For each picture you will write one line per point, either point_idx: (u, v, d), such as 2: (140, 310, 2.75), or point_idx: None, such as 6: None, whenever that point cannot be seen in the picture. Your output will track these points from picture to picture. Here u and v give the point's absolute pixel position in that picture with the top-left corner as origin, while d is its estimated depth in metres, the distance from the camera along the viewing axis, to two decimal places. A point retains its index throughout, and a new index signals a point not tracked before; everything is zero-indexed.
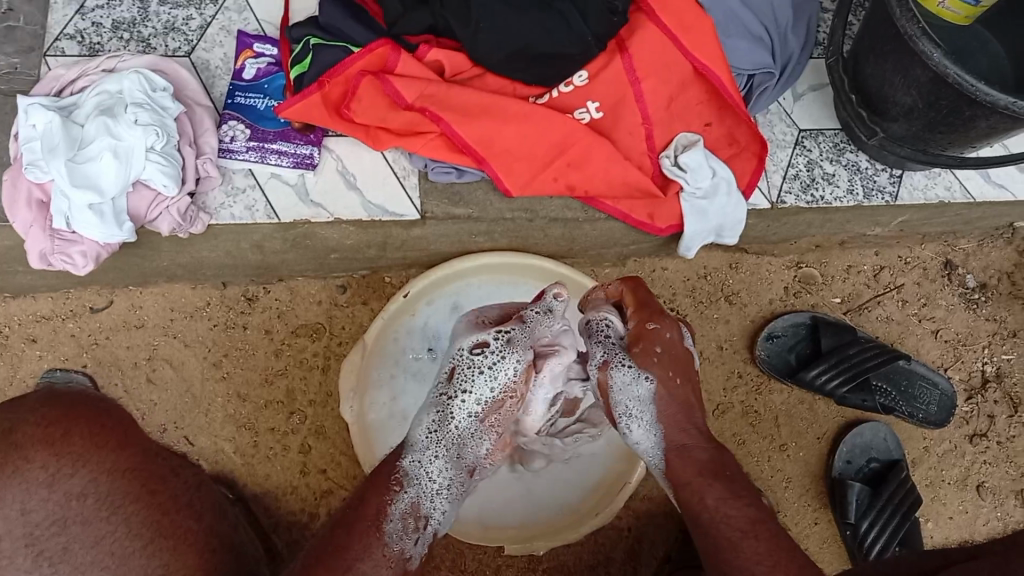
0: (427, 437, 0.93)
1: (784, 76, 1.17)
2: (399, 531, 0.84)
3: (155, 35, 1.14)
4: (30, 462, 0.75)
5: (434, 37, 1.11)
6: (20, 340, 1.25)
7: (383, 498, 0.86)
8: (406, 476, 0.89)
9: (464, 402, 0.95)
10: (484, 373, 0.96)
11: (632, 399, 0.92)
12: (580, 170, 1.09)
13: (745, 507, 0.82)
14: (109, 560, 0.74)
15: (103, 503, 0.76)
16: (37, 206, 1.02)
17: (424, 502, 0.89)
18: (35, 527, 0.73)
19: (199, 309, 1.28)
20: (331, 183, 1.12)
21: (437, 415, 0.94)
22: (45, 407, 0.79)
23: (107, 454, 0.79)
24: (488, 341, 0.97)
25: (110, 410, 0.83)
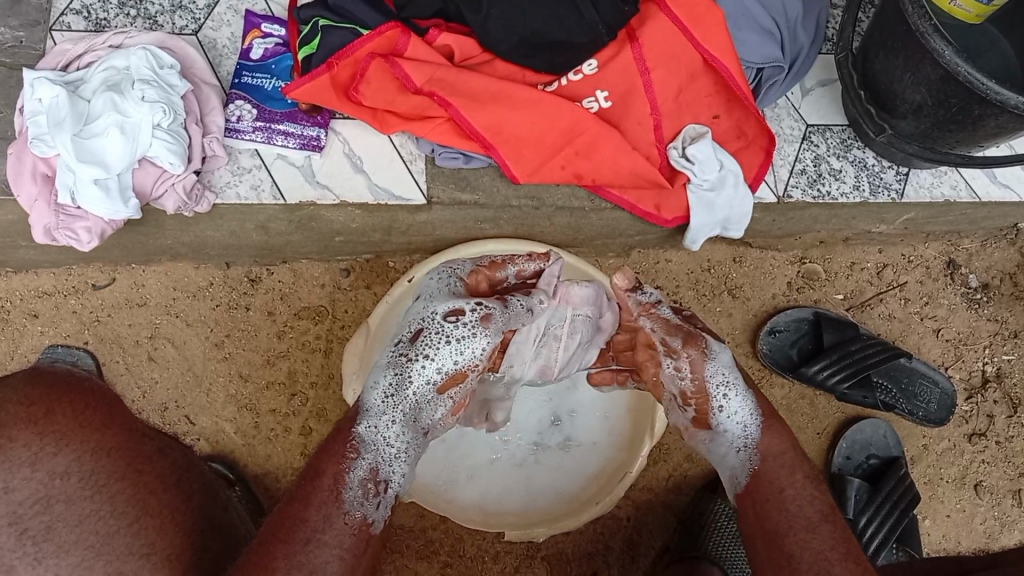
0: (383, 400, 0.87)
1: (794, 70, 1.17)
2: (359, 497, 0.82)
3: (162, 12, 1.14)
4: (13, 441, 0.69)
5: (444, 22, 1.11)
6: (22, 315, 1.25)
7: (342, 464, 0.82)
8: (365, 442, 0.85)
9: (424, 368, 0.87)
10: (452, 343, 0.88)
11: (723, 373, 0.90)
12: (588, 159, 1.09)
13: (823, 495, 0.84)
14: (94, 539, 0.70)
15: (87, 482, 0.72)
16: (41, 179, 1.01)
17: (383, 467, 0.86)
18: (18, 506, 0.68)
19: (202, 288, 1.28)
20: (338, 165, 1.12)
21: (395, 377, 0.87)
22: (30, 385, 0.74)
23: (91, 432, 0.75)
24: (462, 310, 0.89)
25: (97, 391, 0.79)
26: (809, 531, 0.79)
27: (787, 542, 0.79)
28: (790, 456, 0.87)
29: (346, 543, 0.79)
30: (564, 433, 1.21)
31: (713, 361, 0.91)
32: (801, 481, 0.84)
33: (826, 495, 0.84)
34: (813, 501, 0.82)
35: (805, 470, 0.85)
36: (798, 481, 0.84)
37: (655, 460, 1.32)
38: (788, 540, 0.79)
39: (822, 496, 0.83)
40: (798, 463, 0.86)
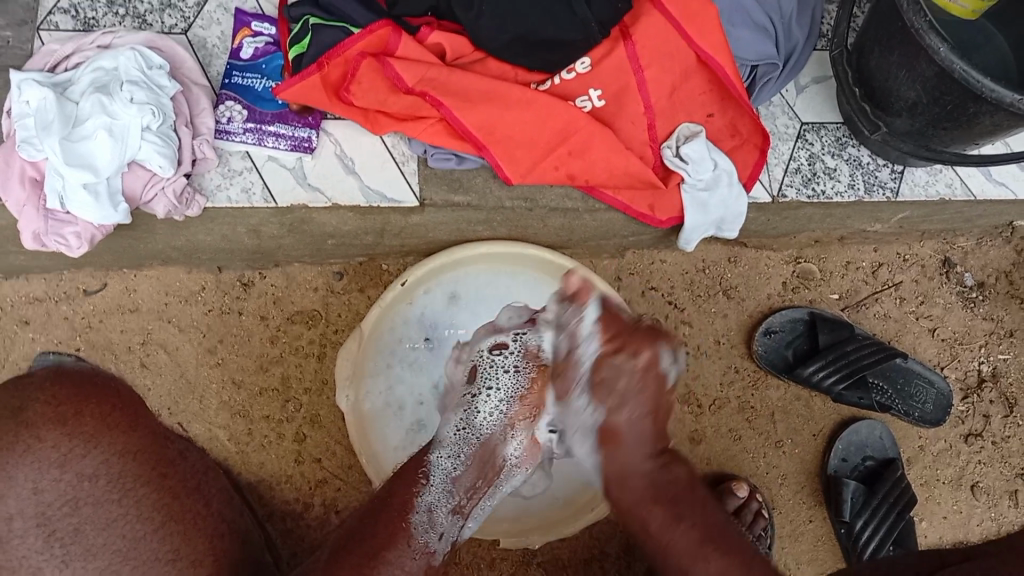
0: (455, 434, 0.96)
1: (787, 69, 1.16)
2: (425, 523, 0.87)
3: (151, 11, 1.13)
4: (43, 442, 0.69)
5: (436, 20, 1.10)
6: (13, 322, 1.24)
7: (412, 490, 0.88)
8: (433, 471, 0.92)
9: (487, 399, 0.97)
10: (501, 372, 0.97)
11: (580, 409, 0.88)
12: (582, 159, 1.08)
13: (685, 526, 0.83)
14: (121, 542, 0.70)
15: (115, 484, 0.71)
16: (30, 184, 1.00)
17: (445, 504, 0.91)
18: (46, 507, 0.68)
19: (194, 293, 1.27)
20: (328, 167, 1.11)
21: (463, 414, 0.97)
22: (61, 382, 0.72)
23: (119, 434, 0.73)
24: (506, 342, 0.99)
25: (122, 393, 0.76)
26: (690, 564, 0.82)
27: (675, 559, 0.83)
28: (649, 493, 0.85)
29: (410, 565, 0.81)
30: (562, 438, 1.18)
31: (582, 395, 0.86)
32: (662, 515, 0.84)
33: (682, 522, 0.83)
34: (683, 538, 0.83)
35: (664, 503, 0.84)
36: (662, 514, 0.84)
37: None
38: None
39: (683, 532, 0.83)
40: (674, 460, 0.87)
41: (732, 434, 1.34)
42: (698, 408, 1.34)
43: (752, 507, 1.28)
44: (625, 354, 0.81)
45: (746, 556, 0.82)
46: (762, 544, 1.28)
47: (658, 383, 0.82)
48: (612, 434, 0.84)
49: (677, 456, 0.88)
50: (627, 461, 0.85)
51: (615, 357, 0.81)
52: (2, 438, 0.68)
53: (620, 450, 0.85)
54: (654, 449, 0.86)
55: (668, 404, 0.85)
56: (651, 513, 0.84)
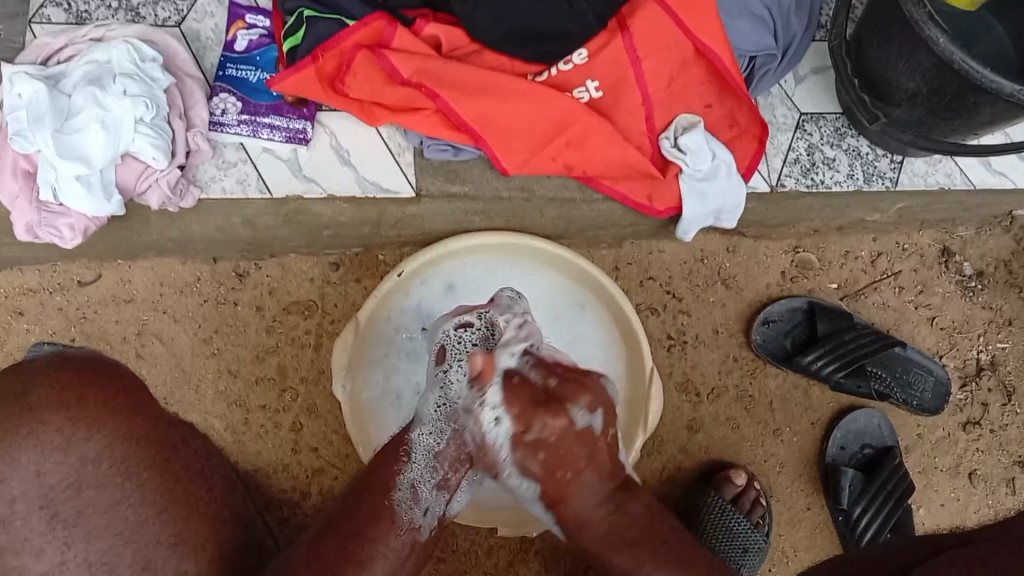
0: (435, 411, 0.97)
1: (787, 57, 1.15)
2: (408, 501, 0.90)
3: (144, 4, 1.11)
4: (46, 425, 0.67)
5: (432, 11, 1.09)
6: (7, 313, 1.23)
7: (394, 469, 0.91)
8: (416, 448, 0.94)
9: (458, 372, 0.98)
10: (469, 347, 0.99)
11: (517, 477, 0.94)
12: (579, 150, 1.07)
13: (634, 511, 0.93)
14: (122, 526, 0.69)
15: (119, 468, 0.71)
16: (22, 176, 1.00)
17: (427, 483, 0.93)
18: (49, 491, 0.67)
19: (189, 284, 1.26)
20: (325, 157, 1.10)
21: (441, 390, 0.98)
22: (59, 368, 0.71)
23: (121, 420, 0.72)
24: (472, 319, 1.00)
25: (126, 378, 0.75)
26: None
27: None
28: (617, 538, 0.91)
29: (393, 544, 0.86)
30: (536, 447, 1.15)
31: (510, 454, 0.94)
32: (622, 561, 0.91)
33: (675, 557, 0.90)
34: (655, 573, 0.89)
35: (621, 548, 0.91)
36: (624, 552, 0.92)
37: (649, 452, 1.32)
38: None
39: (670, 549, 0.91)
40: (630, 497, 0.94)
41: (730, 423, 1.34)
42: (696, 398, 1.34)
43: (751, 495, 1.29)
44: (543, 420, 0.90)
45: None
46: (760, 532, 1.30)
47: (579, 436, 0.92)
48: (562, 494, 0.93)
49: (633, 495, 0.95)
50: (582, 510, 0.93)
51: (527, 435, 0.91)
52: (5, 422, 0.66)
53: (574, 499, 0.93)
54: (605, 496, 0.93)
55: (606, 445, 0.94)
56: (618, 556, 0.91)
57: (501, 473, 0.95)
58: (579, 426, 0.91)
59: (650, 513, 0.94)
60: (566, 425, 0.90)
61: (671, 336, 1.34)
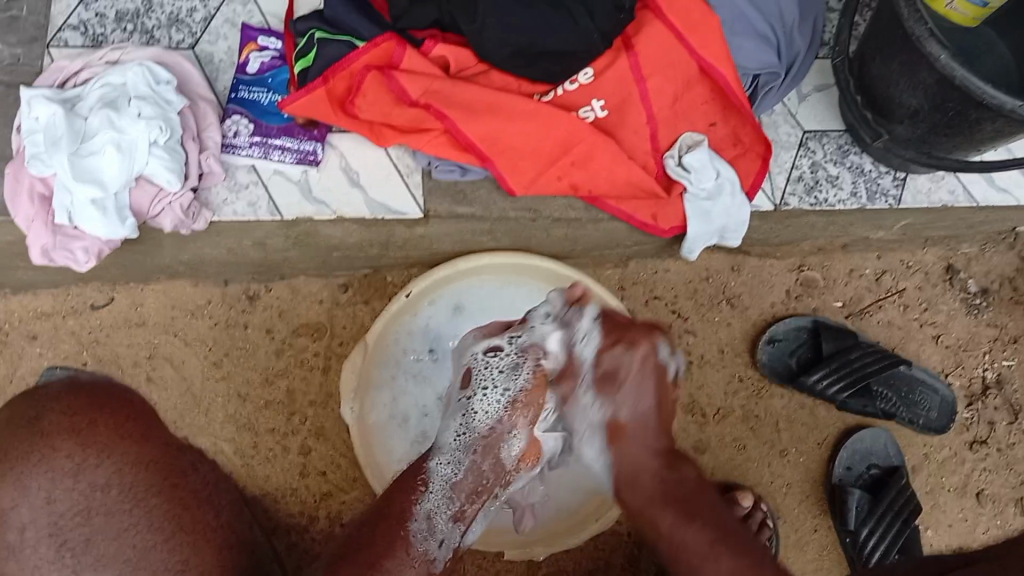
0: (456, 439, 0.95)
1: (790, 75, 1.17)
2: (423, 531, 0.87)
3: (159, 27, 1.14)
4: (58, 450, 0.72)
5: (440, 32, 1.10)
6: (20, 337, 1.25)
7: (410, 499, 0.89)
8: (434, 477, 0.91)
9: (484, 398, 0.96)
10: (498, 372, 0.98)
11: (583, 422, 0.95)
12: (584, 169, 1.09)
13: (700, 526, 0.87)
14: (131, 552, 0.70)
15: (127, 495, 0.72)
16: (39, 200, 1.01)
17: (446, 513, 0.89)
18: (59, 518, 0.70)
19: (200, 306, 1.27)
20: (334, 180, 1.12)
21: (462, 418, 0.96)
22: (70, 395, 0.76)
23: (131, 446, 0.74)
24: (502, 345, 1.00)
25: (136, 404, 0.79)
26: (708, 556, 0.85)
27: (686, 557, 0.86)
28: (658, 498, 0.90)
29: (408, 572, 0.82)
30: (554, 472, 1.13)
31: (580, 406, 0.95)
32: (670, 518, 0.88)
33: (708, 528, 0.87)
34: (696, 537, 0.86)
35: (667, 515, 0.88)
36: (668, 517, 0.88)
37: None
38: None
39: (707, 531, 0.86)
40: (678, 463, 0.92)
41: (737, 444, 1.35)
42: (702, 419, 1.34)
43: (757, 517, 1.29)
44: (624, 346, 0.93)
45: (756, 554, 0.85)
46: None
47: (659, 374, 0.94)
48: (622, 427, 0.92)
49: (686, 460, 0.93)
50: (635, 455, 0.92)
51: (613, 351, 0.94)
52: (18, 448, 0.71)
53: (627, 443, 0.92)
54: (661, 451, 0.92)
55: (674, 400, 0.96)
56: (662, 512, 0.89)
57: (565, 397, 0.96)
58: (660, 361, 0.94)
59: (700, 481, 0.92)
60: (641, 361, 0.93)
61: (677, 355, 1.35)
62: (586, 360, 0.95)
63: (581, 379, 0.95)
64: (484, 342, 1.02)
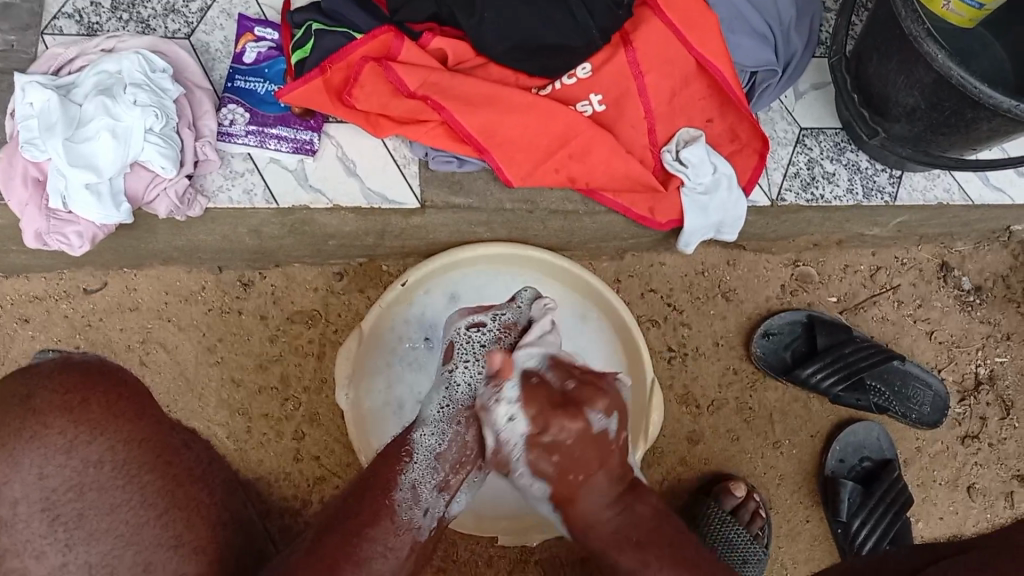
0: (439, 412, 0.95)
1: (788, 72, 1.17)
2: (408, 501, 0.88)
3: (155, 16, 1.13)
4: (49, 428, 0.66)
5: (438, 25, 1.10)
6: (13, 320, 1.24)
7: (395, 469, 0.89)
8: (417, 449, 0.92)
9: (467, 371, 0.96)
10: (480, 347, 0.96)
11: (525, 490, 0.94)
12: (582, 162, 1.08)
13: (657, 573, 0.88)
14: (123, 528, 0.66)
15: (120, 471, 0.68)
16: (33, 184, 1.01)
17: (429, 485, 0.91)
18: (51, 493, 0.65)
19: (194, 293, 1.27)
20: (330, 169, 1.12)
21: (445, 390, 0.96)
22: (63, 371, 0.70)
23: (123, 423, 0.70)
24: (484, 320, 0.98)
25: (129, 382, 0.74)
26: None
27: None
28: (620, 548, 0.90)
29: (393, 543, 0.84)
30: None
31: (521, 481, 0.94)
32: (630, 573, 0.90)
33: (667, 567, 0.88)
34: None
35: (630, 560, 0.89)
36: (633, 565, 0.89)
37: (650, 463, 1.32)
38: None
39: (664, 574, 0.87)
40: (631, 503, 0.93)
41: (730, 435, 1.35)
42: (696, 410, 1.35)
43: (750, 506, 1.30)
44: (558, 427, 0.89)
45: None
46: (758, 543, 1.30)
47: (596, 445, 0.91)
48: (570, 495, 0.92)
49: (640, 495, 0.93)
50: (588, 509, 0.92)
51: (543, 436, 0.89)
52: (7, 425, 0.65)
53: (578, 504, 0.92)
54: (612, 496, 0.92)
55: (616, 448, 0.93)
56: (621, 557, 0.90)
57: (505, 473, 0.94)
58: (597, 429, 0.90)
59: (656, 514, 0.93)
60: (579, 434, 0.89)
61: (672, 348, 1.35)
62: (516, 436, 0.90)
63: (516, 459, 0.92)
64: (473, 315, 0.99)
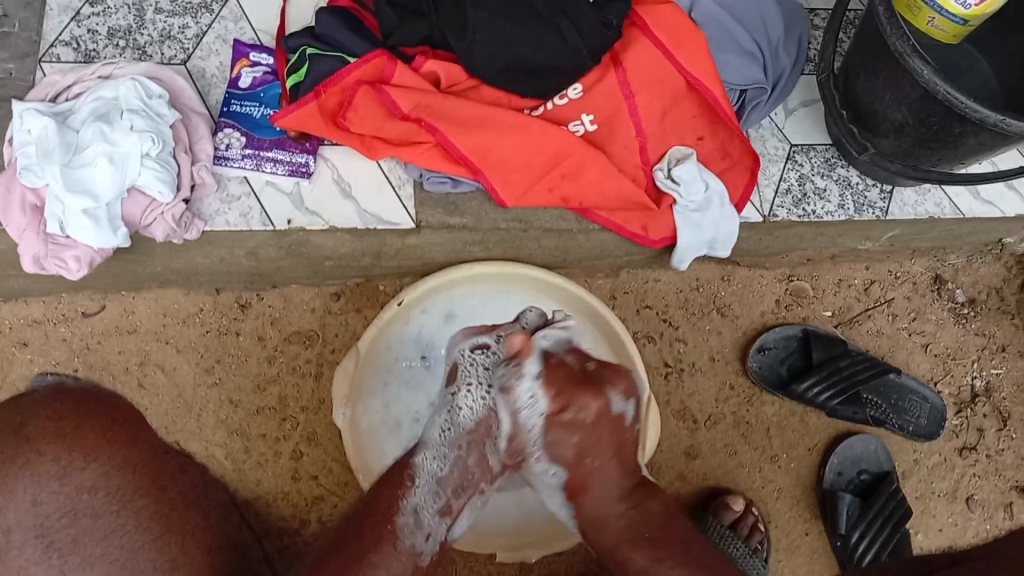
0: (441, 436, 0.96)
1: (776, 90, 1.18)
2: (411, 524, 0.90)
3: (151, 43, 1.15)
4: (43, 455, 0.69)
5: (431, 49, 1.11)
6: (13, 344, 1.25)
7: (396, 494, 0.91)
8: (420, 473, 0.93)
9: (466, 395, 0.95)
10: (481, 369, 0.95)
11: (546, 475, 0.96)
12: (575, 182, 1.09)
13: (670, 569, 0.96)
14: (119, 553, 0.69)
15: (114, 497, 0.71)
16: (31, 210, 1.02)
17: (430, 510, 0.92)
18: (45, 519, 0.69)
19: (192, 315, 1.28)
20: (326, 192, 1.13)
21: (447, 414, 0.96)
22: (56, 400, 0.73)
23: (119, 448, 0.74)
24: (487, 341, 0.97)
25: (123, 407, 0.77)
26: None
27: None
28: (624, 544, 0.98)
29: (393, 567, 0.87)
30: None
31: (540, 471, 0.96)
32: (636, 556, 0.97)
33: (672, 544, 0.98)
34: (670, 575, 0.95)
35: (645, 547, 0.97)
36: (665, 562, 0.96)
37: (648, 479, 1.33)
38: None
39: (678, 558, 0.96)
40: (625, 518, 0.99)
41: (727, 449, 1.35)
42: (694, 425, 1.35)
43: (748, 521, 1.30)
44: (576, 408, 0.89)
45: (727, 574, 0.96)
46: (756, 558, 1.29)
47: (614, 423, 0.91)
48: (583, 484, 0.96)
49: (652, 492, 1.00)
50: (602, 504, 0.97)
51: (564, 414, 0.89)
52: (4, 452, 0.68)
53: (591, 496, 0.97)
54: (623, 494, 0.98)
55: (633, 434, 0.94)
56: (633, 554, 0.98)
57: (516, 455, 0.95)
58: (617, 411, 0.90)
59: (665, 509, 1.00)
60: (599, 411, 0.89)
61: (668, 364, 1.36)
62: (533, 427, 0.91)
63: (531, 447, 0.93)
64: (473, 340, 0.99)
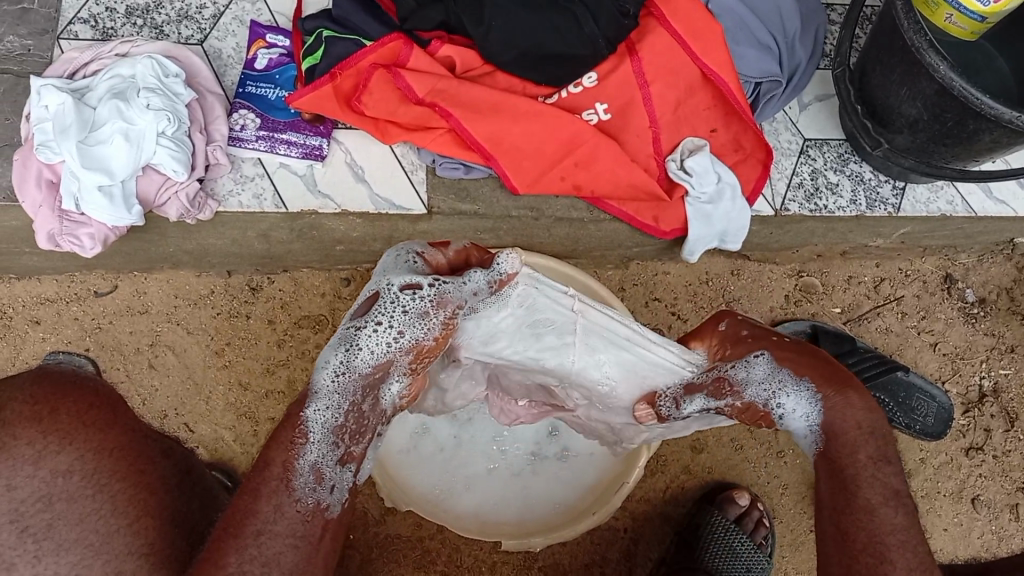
0: (334, 381, 0.77)
1: (791, 85, 1.18)
2: (311, 484, 0.73)
3: (168, 22, 1.15)
4: (18, 439, 0.67)
5: (446, 34, 1.12)
6: (24, 322, 1.26)
7: (291, 450, 0.74)
8: (313, 424, 0.76)
9: (376, 332, 0.78)
10: (401, 313, 0.79)
11: (762, 377, 0.82)
12: (587, 170, 1.10)
13: (891, 476, 0.77)
14: (93, 537, 0.68)
15: (90, 481, 0.70)
16: (46, 186, 1.02)
17: (330, 466, 0.76)
18: (20, 504, 0.67)
19: (203, 296, 1.28)
20: (339, 174, 1.13)
21: (344, 353, 0.78)
22: (35, 384, 0.71)
23: (94, 432, 0.72)
24: (420, 283, 0.81)
25: (100, 390, 0.75)
26: (868, 510, 0.75)
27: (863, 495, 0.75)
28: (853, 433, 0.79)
29: (303, 531, 0.72)
30: (562, 443, 1.22)
31: (744, 377, 0.84)
32: (866, 461, 0.77)
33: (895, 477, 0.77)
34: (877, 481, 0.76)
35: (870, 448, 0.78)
36: (861, 458, 0.78)
37: (653, 472, 1.33)
38: (845, 519, 0.76)
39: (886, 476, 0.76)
40: (866, 438, 0.78)
41: (734, 445, 1.34)
42: None
43: (753, 516, 1.30)
44: (728, 324, 0.91)
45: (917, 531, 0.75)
46: (761, 552, 1.31)
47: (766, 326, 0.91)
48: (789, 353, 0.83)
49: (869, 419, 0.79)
50: (828, 369, 0.82)
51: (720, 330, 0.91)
52: None
53: (812, 367, 0.82)
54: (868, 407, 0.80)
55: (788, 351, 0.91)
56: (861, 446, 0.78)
57: (724, 391, 0.85)
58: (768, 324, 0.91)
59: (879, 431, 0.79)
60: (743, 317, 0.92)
61: None
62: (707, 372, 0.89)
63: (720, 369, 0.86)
64: (402, 270, 0.82)
